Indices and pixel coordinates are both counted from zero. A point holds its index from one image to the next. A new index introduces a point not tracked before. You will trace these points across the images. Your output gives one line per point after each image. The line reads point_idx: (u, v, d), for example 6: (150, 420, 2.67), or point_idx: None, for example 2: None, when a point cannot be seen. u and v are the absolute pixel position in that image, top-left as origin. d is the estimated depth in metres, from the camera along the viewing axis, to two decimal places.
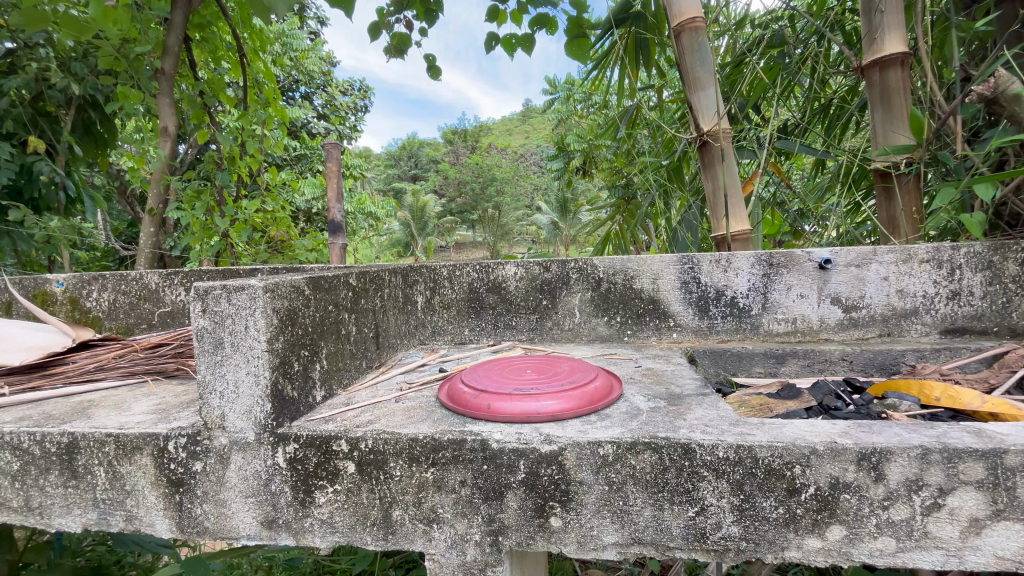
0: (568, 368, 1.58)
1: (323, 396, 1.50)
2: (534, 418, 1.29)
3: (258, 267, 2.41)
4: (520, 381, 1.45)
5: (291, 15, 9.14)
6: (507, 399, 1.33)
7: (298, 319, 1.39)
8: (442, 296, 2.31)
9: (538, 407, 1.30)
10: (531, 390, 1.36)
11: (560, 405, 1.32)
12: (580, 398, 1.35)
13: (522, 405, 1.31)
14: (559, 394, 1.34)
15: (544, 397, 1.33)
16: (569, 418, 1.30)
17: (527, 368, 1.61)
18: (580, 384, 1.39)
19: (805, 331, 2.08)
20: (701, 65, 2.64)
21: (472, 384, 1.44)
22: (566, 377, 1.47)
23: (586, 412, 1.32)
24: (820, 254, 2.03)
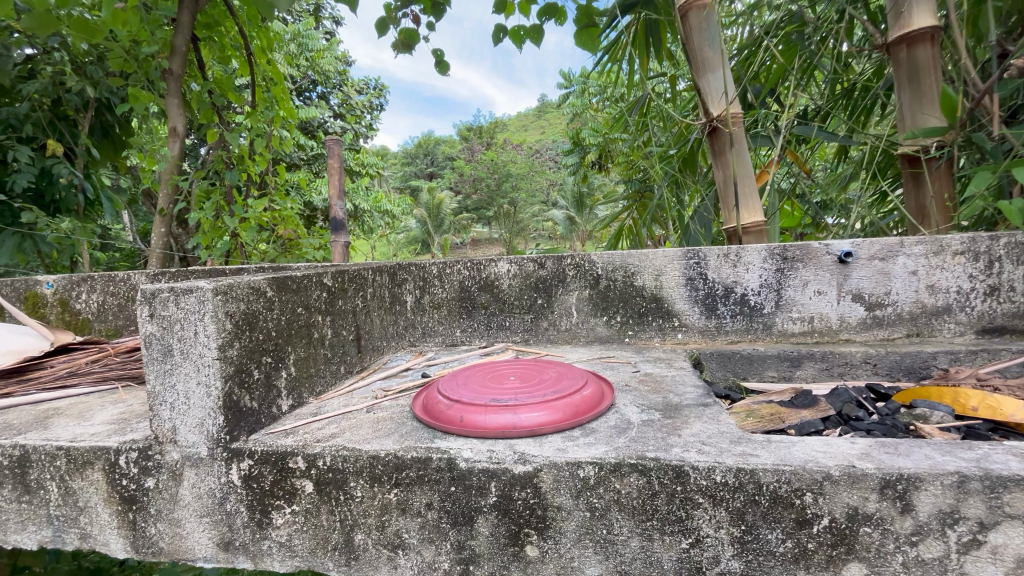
0: (556, 374, 1.44)
1: (290, 405, 1.40)
2: (512, 433, 1.15)
3: (244, 267, 2.33)
4: (500, 390, 1.31)
5: (306, 15, 9.10)
6: (483, 411, 1.20)
7: (257, 323, 1.29)
8: (433, 295, 2.19)
9: (516, 421, 1.17)
10: (510, 401, 1.22)
11: (541, 418, 1.18)
12: (564, 411, 1.21)
13: (499, 419, 1.17)
14: (540, 406, 1.21)
15: (524, 410, 1.19)
16: (551, 433, 1.17)
17: (512, 374, 1.48)
18: (566, 394, 1.26)
19: (823, 331, 1.89)
20: (710, 45, 2.47)
21: (447, 393, 1.31)
22: (552, 384, 1.33)
23: (570, 426, 1.18)
24: (840, 247, 1.84)
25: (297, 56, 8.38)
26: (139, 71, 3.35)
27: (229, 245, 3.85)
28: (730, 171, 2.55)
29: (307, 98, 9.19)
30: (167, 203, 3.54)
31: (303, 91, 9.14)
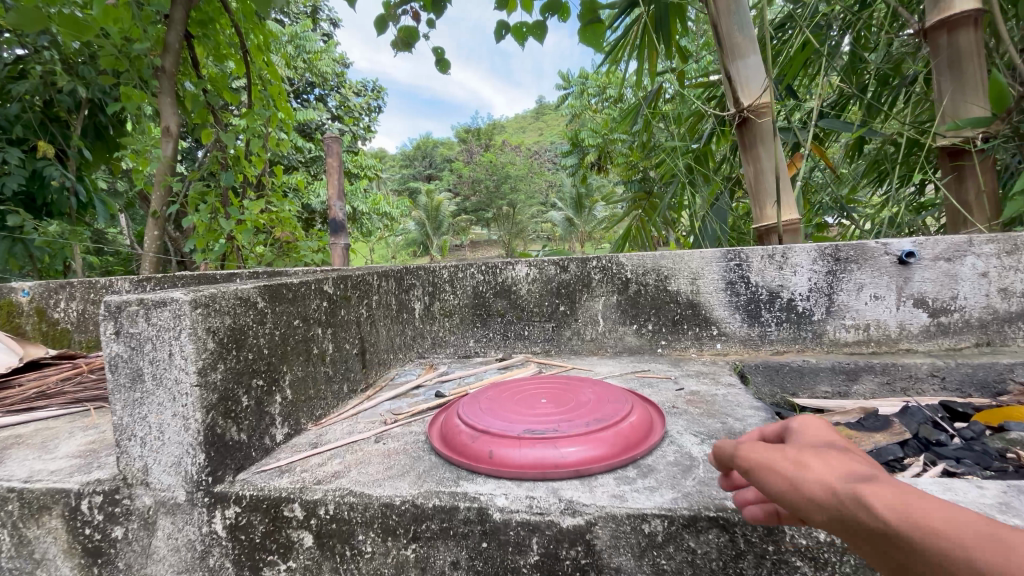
0: (593, 394, 1.24)
1: (285, 434, 1.20)
2: (552, 473, 0.95)
3: (237, 272, 2.14)
4: (532, 415, 1.11)
5: (303, 16, 8.90)
6: (515, 444, 1.00)
7: (246, 339, 1.09)
8: (443, 302, 1.99)
9: (556, 458, 0.97)
10: (547, 431, 1.02)
11: (585, 453, 0.98)
12: (611, 444, 1.01)
13: (536, 454, 0.97)
14: (583, 437, 1.01)
15: (565, 443, 0.99)
16: (598, 472, 0.97)
17: (542, 393, 1.28)
18: (612, 420, 1.06)
19: (880, 340, 1.70)
20: (740, 30, 2.27)
21: (470, 421, 1.10)
22: (592, 408, 1.13)
23: (620, 463, 0.99)
24: (901, 246, 1.65)
25: (294, 57, 8.16)
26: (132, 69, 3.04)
27: (225, 248, 3.63)
28: (767, 165, 2.32)
29: (304, 100, 8.95)
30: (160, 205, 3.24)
31: (301, 92, 8.91)
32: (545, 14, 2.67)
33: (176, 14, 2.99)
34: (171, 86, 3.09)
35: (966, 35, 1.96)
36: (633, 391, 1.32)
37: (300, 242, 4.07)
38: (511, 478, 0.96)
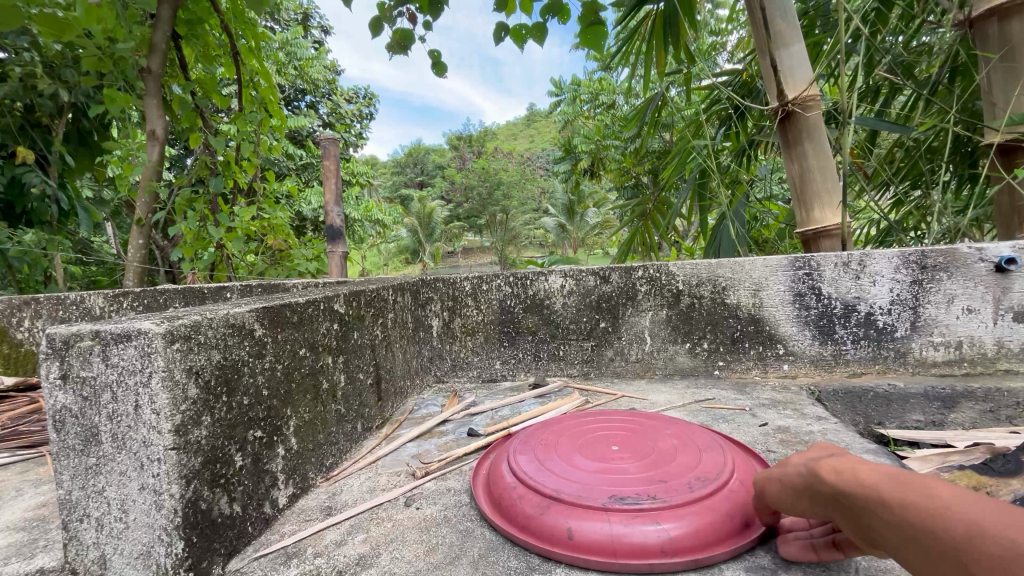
0: (672, 435, 1.00)
1: (289, 496, 0.94)
2: (657, 561, 0.72)
3: (228, 287, 1.89)
4: (609, 470, 0.87)
5: (294, 22, 8.67)
6: (602, 517, 0.75)
7: (239, 379, 0.84)
8: (465, 319, 1.75)
9: (661, 539, 0.73)
10: (641, 497, 0.78)
11: (696, 531, 0.74)
12: (724, 515, 0.78)
13: (634, 532, 0.73)
14: (689, 506, 0.77)
15: (668, 517, 0.75)
16: (714, 557, 0.74)
17: (606, 430, 1.03)
18: (717, 479, 0.82)
19: (974, 360, 1.48)
20: (782, 15, 2.01)
21: (532, 480, 0.85)
22: (682, 458, 0.90)
23: (738, 544, 0.76)
24: (1000, 252, 1.43)
25: (286, 63, 7.94)
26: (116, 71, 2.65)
27: (214, 256, 3.36)
28: (813, 163, 2.04)
29: (294, 107, 8.67)
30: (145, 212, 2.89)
31: (292, 99, 8.64)
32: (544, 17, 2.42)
33: (163, 13, 2.65)
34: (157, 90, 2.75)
35: (1019, 25, 1.67)
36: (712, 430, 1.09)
37: (293, 251, 3.80)
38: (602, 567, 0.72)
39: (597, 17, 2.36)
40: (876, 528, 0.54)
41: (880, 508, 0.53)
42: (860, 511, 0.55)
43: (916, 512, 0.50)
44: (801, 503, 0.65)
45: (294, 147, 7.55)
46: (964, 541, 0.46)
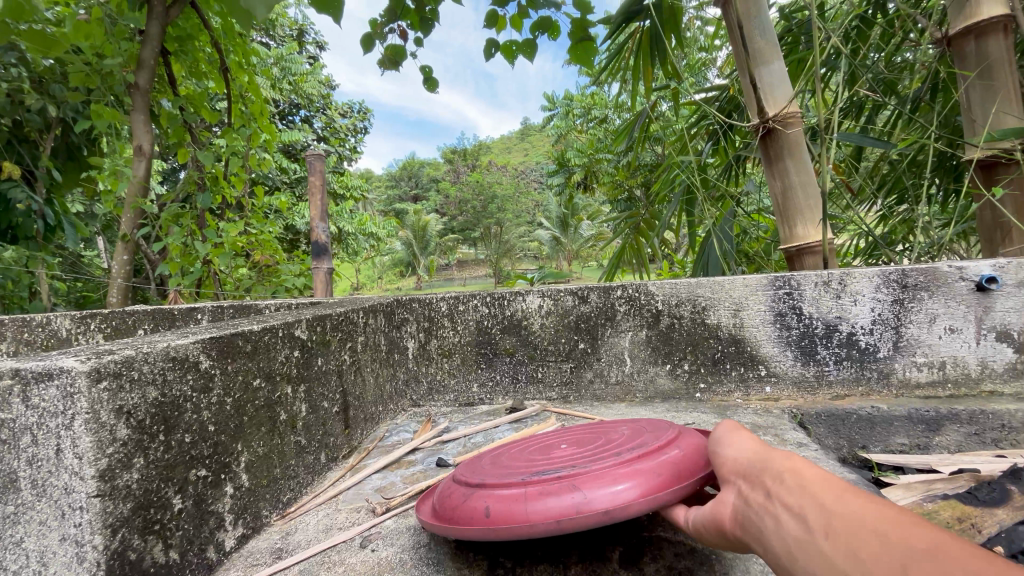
0: (625, 425, 0.96)
1: (238, 538, 0.89)
2: (575, 521, 0.69)
3: (200, 308, 1.85)
4: (543, 461, 0.85)
5: (289, 39, 8.70)
6: (518, 490, 0.74)
7: (179, 416, 0.79)
8: (441, 340, 1.70)
9: (580, 502, 0.71)
10: (562, 470, 0.76)
11: (617, 488, 0.72)
12: (653, 472, 0.74)
13: (548, 499, 0.72)
14: (612, 470, 0.75)
15: (586, 481, 0.73)
16: (640, 510, 0.70)
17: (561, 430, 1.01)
18: (649, 445, 0.80)
19: (958, 380, 1.46)
20: (761, 34, 2.00)
21: (461, 476, 0.84)
22: (623, 438, 0.87)
23: (669, 498, 0.72)
24: (980, 271, 1.41)
25: (280, 79, 7.94)
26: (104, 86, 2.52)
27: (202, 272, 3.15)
28: (796, 181, 2.00)
29: (288, 122, 8.62)
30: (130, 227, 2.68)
31: (286, 114, 8.61)
32: (535, 33, 2.42)
33: (151, 29, 2.49)
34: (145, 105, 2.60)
35: (996, 43, 1.68)
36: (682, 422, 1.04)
37: (280, 266, 3.73)
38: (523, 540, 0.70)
39: (586, 33, 2.36)
40: (830, 519, 0.55)
41: (854, 513, 0.54)
42: (817, 498, 0.58)
43: (890, 534, 0.51)
44: (756, 469, 0.66)
45: (286, 161, 7.50)
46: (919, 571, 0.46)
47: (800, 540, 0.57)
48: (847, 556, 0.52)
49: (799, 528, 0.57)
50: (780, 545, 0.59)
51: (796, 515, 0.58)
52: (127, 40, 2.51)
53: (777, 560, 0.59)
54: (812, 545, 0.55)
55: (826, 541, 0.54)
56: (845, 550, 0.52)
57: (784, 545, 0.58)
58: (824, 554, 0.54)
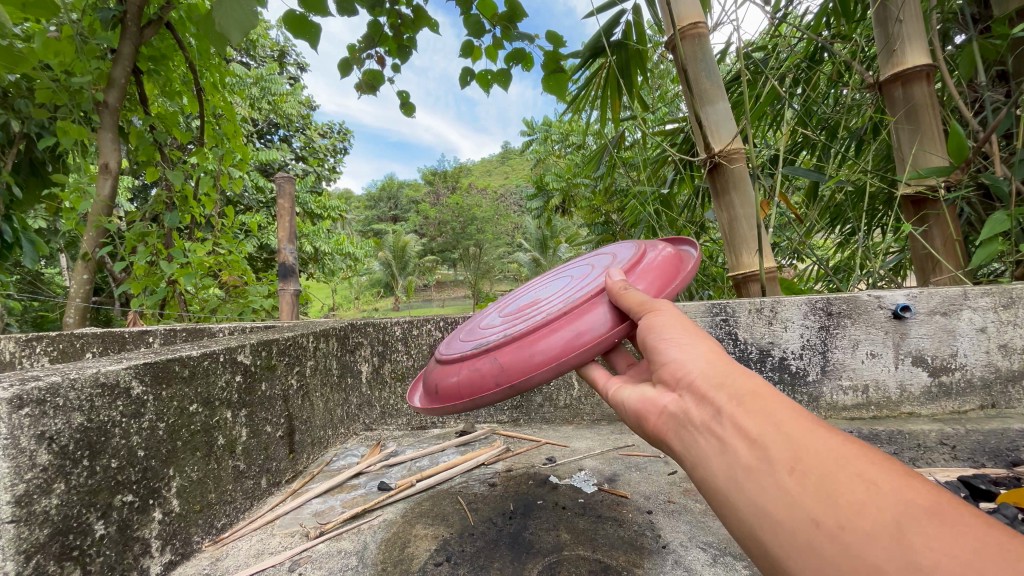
0: (584, 281, 1.02)
1: (164, 565, 0.89)
2: (487, 395, 0.84)
3: (153, 330, 1.83)
4: (497, 330, 0.98)
5: (269, 60, 8.66)
6: (457, 366, 0.92)
7: (107, 441, 0.80)
8: (395, 363, 1.73)
9: (494, 374, 0.84)
10: (492, 343, 0.89)
11: (524, 360, 0.82)
12: (563, 336, 0.82)
13: (471, 376, 0.87)
14: (529, 342, 0.84)
15: (504, 355, 0.85)
16: (541, 379, 0.81)
17: (550, 291, 1.11)
18: (576, 306, 0.86)
19: (880, 403, 1.57)
20: (707, 76, 1.96)
21: (438, 356, 1.03)
22: (571, 296, 0.94)
23: (569, 357, 0.79)
24: (895, 300, 1.52)
25: (257, 99, 7.93)
26: (72, 104, 2.40)
27: (167, 292, 2.94)
28: (741, 212, 1.98)
29: (266, 141, 8.52)
30: (92, 247, 2.52)
31: (264, 133, 8.52)
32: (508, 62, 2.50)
33: (123, 48, 2.36)
34: (115, 124, 2.46)
35: (919, 89, 1.76)
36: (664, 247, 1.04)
37: (249, 286, 3.61)
38: (457, 409, 0.89)
39: (559, 65, 2.45)
40: (799, 457, 0.50)
41: (833, 454, 0.49)
42: (784, 431, 0.53)
43: (882, 483, 0.45)
44: (712, 388, 0.62)
45: (262, 179, 7.40)
46: (918, 533, 0.41)
47: (757, 472, 0.52)
48: (816, 499, 0.47)
49: (754, 458, 0.53)
50: (726, 474, 0.55)
51: (753, 447, 0.54)
52: (98, 59, 2.42)
53: (719, 487, 0.56)
54: (769, 479, 0.51)
55: (786, 476, 0.50)
56: (816, 493, 0.47)
57: (731, 474, 0.55)
58: (785, 490, 0.50)
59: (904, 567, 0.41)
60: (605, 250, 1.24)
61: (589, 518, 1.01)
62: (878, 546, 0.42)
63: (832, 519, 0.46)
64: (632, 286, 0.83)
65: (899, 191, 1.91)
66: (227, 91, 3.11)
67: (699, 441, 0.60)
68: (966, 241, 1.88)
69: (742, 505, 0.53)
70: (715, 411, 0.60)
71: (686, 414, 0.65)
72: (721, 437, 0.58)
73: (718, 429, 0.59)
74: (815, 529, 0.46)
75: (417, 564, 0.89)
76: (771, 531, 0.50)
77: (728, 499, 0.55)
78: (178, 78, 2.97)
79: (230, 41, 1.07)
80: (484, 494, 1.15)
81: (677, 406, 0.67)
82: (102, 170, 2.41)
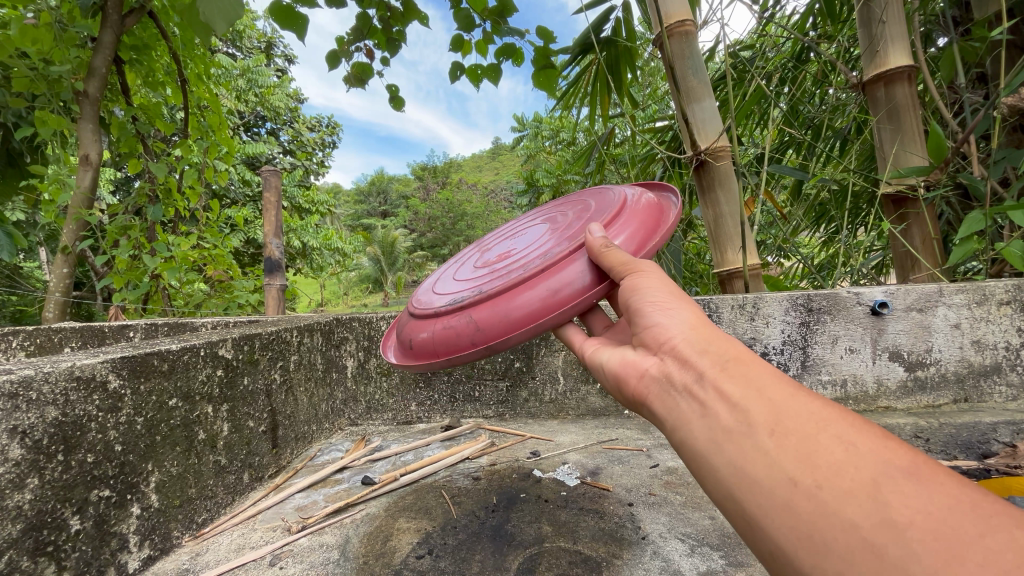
0: (563, 232, 1.01)
1: (143, 560, 0.89)
2: (462, 354, 0.85)
3: (134, 326, 1.80)
4: (473, 284, 0.97)
5: (256, 52, 8.50)
6: (432, 323, 0.92)
7: (82, 435, 0.79)
8: (381, 358, 1.72)
9: (471, 334, 0.85)
10: (467, 301, 0.88)
11: (500, 320, 0.82)
12: (543, 298, 0.82)
13: (447, 333, 0.87)
14: (506, 302, 0.84)
15: (480, 314, 0.85)
16: (517, 339, 0.82)
17: (526, 240, 1.09)
18: (556, 263, 0.86)
19: (858, 397, 1.60)
20: (694, 73, 1.97)
21: (414, 309, 1.02)
22: (548, 250, 0.93)
23: (548, 319, 0.80)
24: (874, 296, 1.55)
25: (244, 91, 7.78)
26: (50, 93, 2.34)
27: (149, 287, 2.90)
28: (726, 209, 2.00)
29: (253, 134, 8.39)
30: (72, 240, 2.47)
31: (250, 125, 8.37)
32: (497, 57, 2.49)
33: (104, 37, 2.30)
34: (96, 115, 2.40)
35: (901, 89, 1.78)
36: (643, 199, 1.04)
37: (235, 281, 3.56)
38: (431, 367, 0.90)
39: (549, 61, 2.44)
40: (781, 421, 0.52)
41: (813, 418, 0.51)
42: (765, 394, 0.54)
43: (862, 445, 0.47)
44: (695, 352, 0.64)
45: (248, 173, 7.27)
46: (896, 492, 0.43)
47: (738, 436, 0.53)
48: (797, 460, 0.48)
49: (735, 420, 0.54)
50: (707, 435, 0.56)
51: (735, 409, 0.55)
52: (77, 48, 2.36)
53: (697, 449, 0.57)
54: (750, 443, 0.52)
55: (767, 437, 0.51)
56: (796, 455, 0.49)
57: (711, 436, 0.56)
58: (765, 452, 0.51)
59: (882, 525, 0.42)
60: (584, 196, 1.21)
61: (570, 511, 1.03)
62: (857, 503, 0.44)
63: (811, 479, 0.47)
64: (614, 244, 0.82)
65: (880, 189, 1.93)
66: (211, 81, 3.05)
67: (681, 404, 0.62)
68: (943, 239, 1.92)
69: (720, 465, 0.54)
70: (697, 375, 0.61)
71: (667, 378, 0.66)
72: (703, 400, 0.59)
73: (700, 392, 0.60)
74: (793, 489, 0.48)
75: (399, 557, 0.89)
76: (747, 492, 0.51)
77: (706, 460, 0.56)
78: (162, 69, 2.92)
79: (214, 30, 1.05)
80: (467, 488, 1.16)
81: (660, 371, 0.68)
82: (82, 162, 2.36)
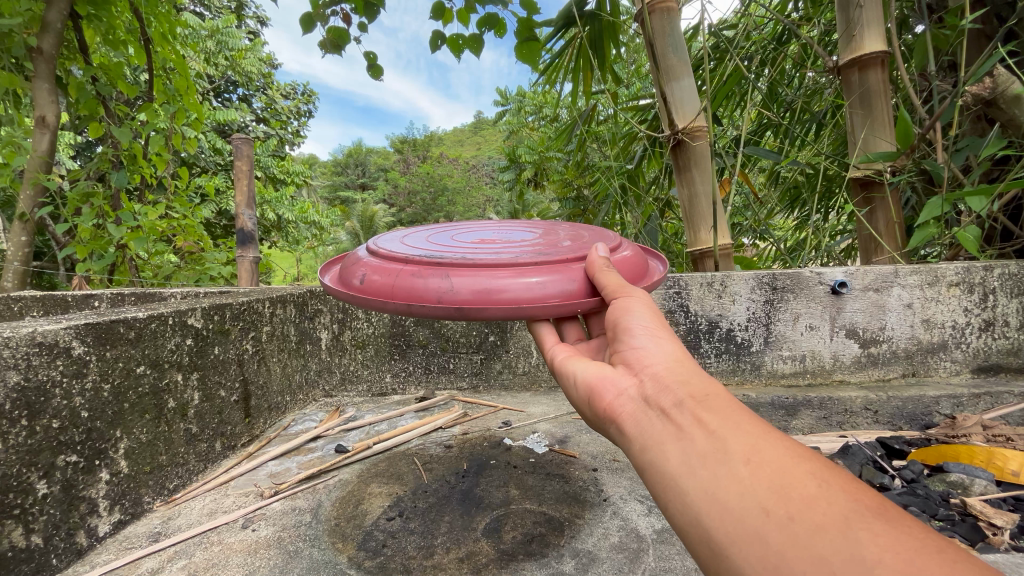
0: (555, 241, 1.03)
1: (113, 524, 0.90)
2: (427, 308, 0.84)
3: (99, 297, 1.74)
4: (453, 250, 0.97)
5: (225, 12, 8.03)
6: (402, 270, 0.90)
7: (47, 401, 0.79)
8: (356, 331, 1.72)
9: (443, 292, 0.84)
10: (447, 261, 0.88)
11: (479, 290, 0.83)
12: (530, 288, 0.83)
13: (418, 284, 0.86)
14: (488, 276, 0.85)
15: (458, 278, 0.85)
16: (489, 315, 0.82)
17: (514, 236, 1.10)
18: (551, 262, 0.88)
19: (815, 371, 1.68)
20: (674, 50, 1.96)
21: (379, 250, 0.99)
22: (540, 249, 0.95)
23: (529, 310, 0.82)
24: (833, 276, 1.61)
25: (213, 53, 7.39)
26: None
27: (115, 256, 2.80)
28: (700, 189, 2.03)
29: (224, 100, 8.03)
30: (30, 207, 2.36)
31: (222, 91, 8.00)
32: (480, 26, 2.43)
33: None
34: (52, 74, 2.27)
35: (875, 74, 1.82)
36: (637, 246, 1.09)
37: (206, 252, 3.46)
38: (387, 308, 0.88)
39: (532, 33, 2.40)
40: (756, 453, 0.53)
41: (788, 455, 0.52)
42: (743, 427, 0.56)
43: (833, 483, 0.49)
44: (675, 380, 0.65)
45: (219, 140, 7.01)
46: (865, 530, 0.44)
47: (713, 461, 0.55)
48: (771, 492, 0.49)
49: (712, 446, 0.55)
50: (680, 459, 0.57)
51: (712, 436, 0.56)
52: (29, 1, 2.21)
53: (669, 472, 0.57)
54: (724, 469, 0.53)
55: (742, 466, 0.52)
56: (770, 486, 0.50)
57: (685, 460, 0.57)
58: (738, 479, 0.52)
59: (850, 560, 0.43)
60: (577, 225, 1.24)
61: (537, 476, 1.07)
62: (828, 540, 0.45)
63: (783, 510, 0.48)
64: (613, 266, 0.86)
65: (849, 174, 1.98)
66: (176, 40, 2.89)
67: (656, 426, 0.62)
68: (905, 223, 1.98)
69: (690, 489, 0.55)
70: (676, 399, 0.62)
71: (644, 401, 0.66)
72: (681, 424, 0.60)
73: (677, 418, 0.61)
74: (765, 519, 0.48)
75: (370, 519, 0.92)
76: (718, 519, 0.51)
77: (677, 483, 0.56)
78: (123, 26, 2.75)
79: None
80: (439, 455, 1.19)
81: (636, 393, 0.68)
82: (39, 123, 2.25)
